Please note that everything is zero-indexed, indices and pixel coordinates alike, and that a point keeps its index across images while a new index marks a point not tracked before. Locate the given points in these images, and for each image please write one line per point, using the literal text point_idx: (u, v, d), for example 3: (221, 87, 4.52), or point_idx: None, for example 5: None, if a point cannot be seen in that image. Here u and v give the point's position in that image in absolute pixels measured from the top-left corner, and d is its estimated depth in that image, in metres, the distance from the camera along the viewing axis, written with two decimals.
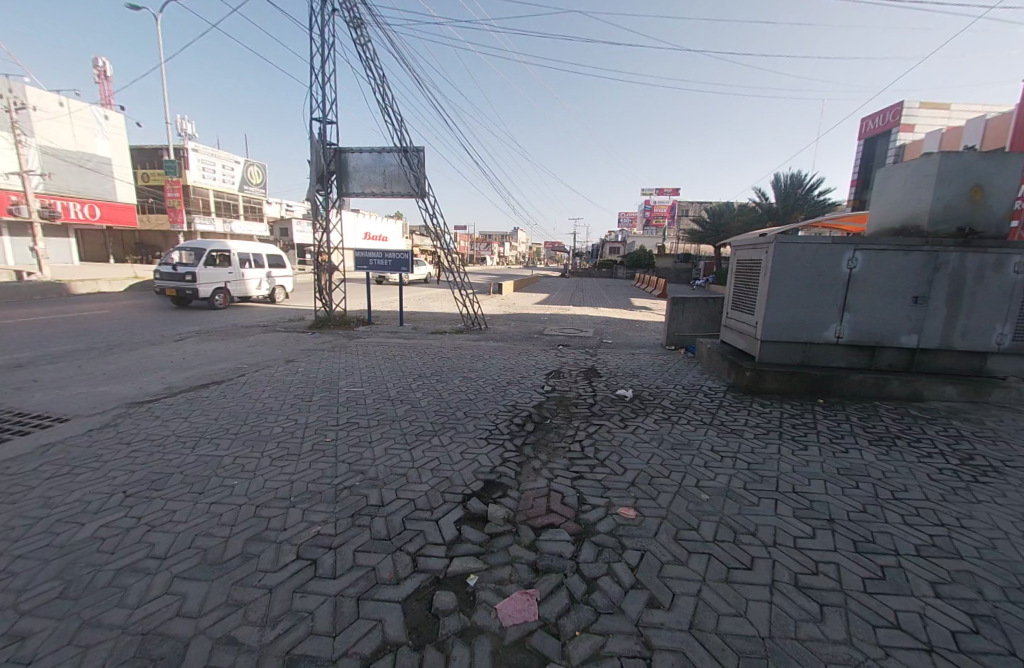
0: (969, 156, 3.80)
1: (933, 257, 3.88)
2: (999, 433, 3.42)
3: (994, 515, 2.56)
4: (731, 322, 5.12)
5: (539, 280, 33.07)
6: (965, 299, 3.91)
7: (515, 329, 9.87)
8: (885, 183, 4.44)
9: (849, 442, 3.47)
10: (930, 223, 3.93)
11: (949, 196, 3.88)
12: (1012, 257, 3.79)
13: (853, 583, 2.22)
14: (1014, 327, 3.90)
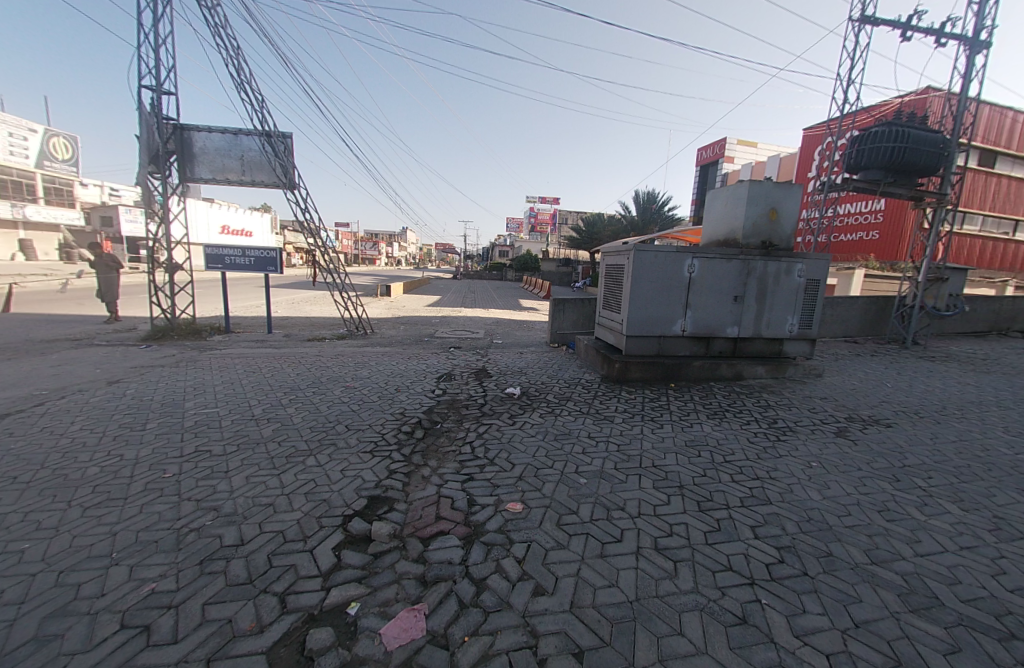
0: (765, 184, 4.82)
1: (746, 264, 4.84)
2: (792, 400, 4.44)
3: (788, 464, 3.29)
4: (603, 320, 5.66)
5: (430, 283, 32.49)
6: (768, 297, 4.96)
7: (404, 332, 9.50)
8: (712, 205, 5.42)
9: (693, 417, 4.11)
10: (743, 238, 4.90)
11: (754, 216, 4.88)
12: (795, 265, 4.94)
13: (700, 537, 2.61)
14: (799, 319, 5.07)
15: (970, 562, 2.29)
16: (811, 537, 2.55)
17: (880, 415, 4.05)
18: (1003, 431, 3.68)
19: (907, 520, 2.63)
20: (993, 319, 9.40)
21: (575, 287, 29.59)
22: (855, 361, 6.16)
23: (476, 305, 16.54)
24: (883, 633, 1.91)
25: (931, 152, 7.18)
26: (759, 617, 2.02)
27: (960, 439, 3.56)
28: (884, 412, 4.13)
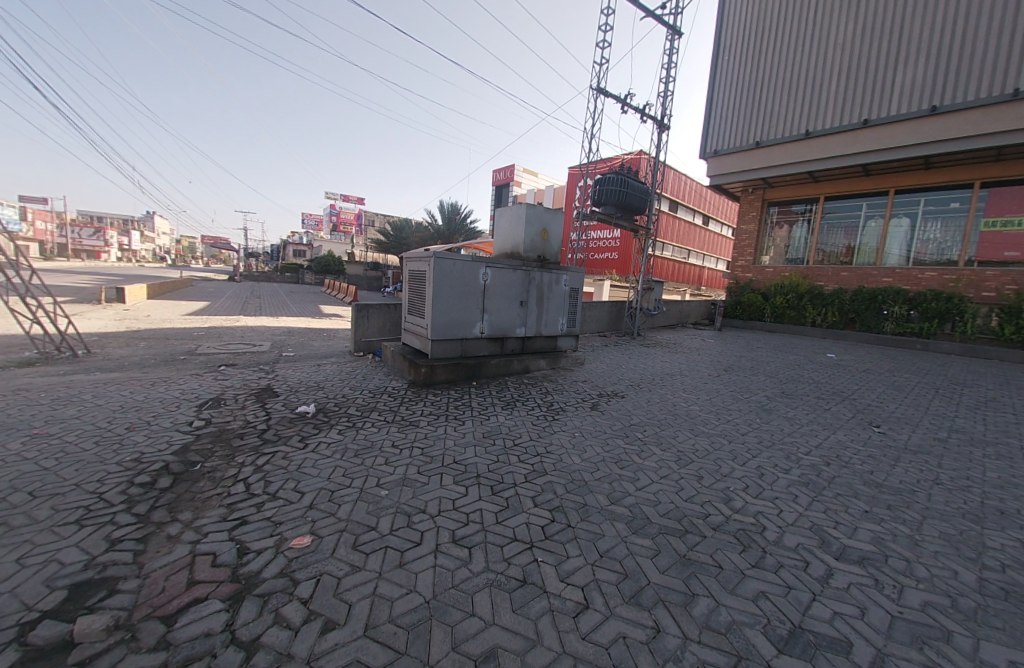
0: (538, 209, 5.73)
1: (528, 274, 5.69)
2: (563, 384, 5.43)
3: (560, 437, 3.99)
4: (409, 326, 5.68)
5: (190, 286, 25.74)
6: (545, 302, 5.95)
7: (144, 350, 7.25)
8: (498, 222, 6.15)
9: (490, 410, 4.54)
10: (524, 251, 5.73)
11: (531, 235, 5.75)
12: (561, 275, 6.09)
13: (491, 519, 2.85)
14: (568, 319, 6.29)
15: (664, 485, 3.25)
16: (573, 493, 3.14)
17: (617, 389, 5.37)
18: (680, 390, 5.45)
19: (632, 464, 3.54)
20: (679, 317, 13.84)
21: (385, 293, 28.49)
22: (603, 350, 8.05)
23: (257, 313, 14.17)
24: (616, 555, 2.53)
25: (642, 198, 10.03)
26: (535, 574, 2.35)
27: (660, 399, 5.07)
28: (620, 386, 5.52)
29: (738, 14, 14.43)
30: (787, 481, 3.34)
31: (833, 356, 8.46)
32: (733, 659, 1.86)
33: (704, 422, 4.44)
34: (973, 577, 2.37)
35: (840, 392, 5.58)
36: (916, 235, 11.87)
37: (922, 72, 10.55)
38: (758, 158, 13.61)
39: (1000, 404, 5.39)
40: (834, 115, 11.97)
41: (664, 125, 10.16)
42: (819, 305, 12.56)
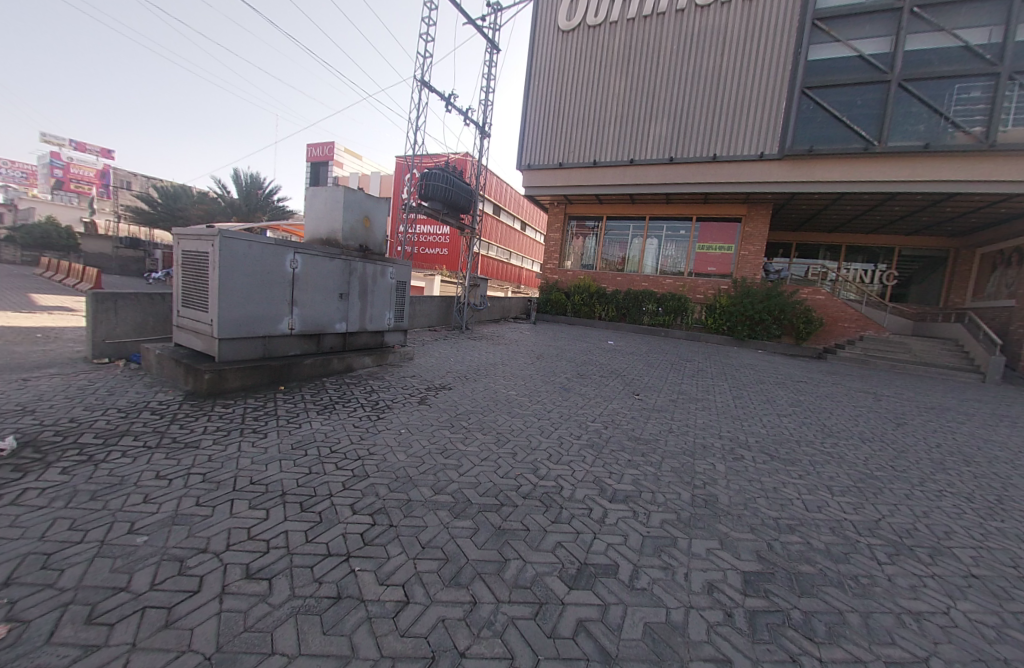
0: (359, 193, 5.40)
1: (348, 264, 5.33)
2: (390, 381, 5.27)
3: (384, 436, 3.84)
4: (185, 322, 4.54)
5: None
6: (368, 294, 5.71)
7: None
8: (310, 203, 5.47)
9: (302, 417, 4.02)
10: (343, 239, 5.31)
11: (351, 221, 5.38)
12: (387, 268, 5.99)
13: (299, 541, 2.48)
14: (393, 313, 6.19)
15: (484, 467, 3.51)
16: (395, 492, 3.05)
17: (445, 381, 5.52)
18: (501, 378, 5.99)
19: (456, 452, 3.69)
20: (501, 311, 15.20)
21: (151, 280, 21.76)
22: (432, 344, 8.16)
23: None
24: (438, 543, 2.59)
25: (466, 198, 10.63)
26: (350, 585, 2.17)
27: (483, 388, 5.45)
28: (448, 378, 5.69)
29: (545, 45, 16.29)
30: (580, 446, 4.07)
31: (613, 343, 10.76)
32: (535, 607, 2.14)
33: (520, 404, 4.99)
34: (688, 495, 3.41)
35: (615, 371, 7.14)
36: (661, 251, 16.13)
37: (666, 131, 14.37)
38: (565, 176, 15.92)
39: (701, 371, 7.90)
40: (616, 151, 15.11)
41: (486, 132, 10.92)
42: (603, 303, 15.74)
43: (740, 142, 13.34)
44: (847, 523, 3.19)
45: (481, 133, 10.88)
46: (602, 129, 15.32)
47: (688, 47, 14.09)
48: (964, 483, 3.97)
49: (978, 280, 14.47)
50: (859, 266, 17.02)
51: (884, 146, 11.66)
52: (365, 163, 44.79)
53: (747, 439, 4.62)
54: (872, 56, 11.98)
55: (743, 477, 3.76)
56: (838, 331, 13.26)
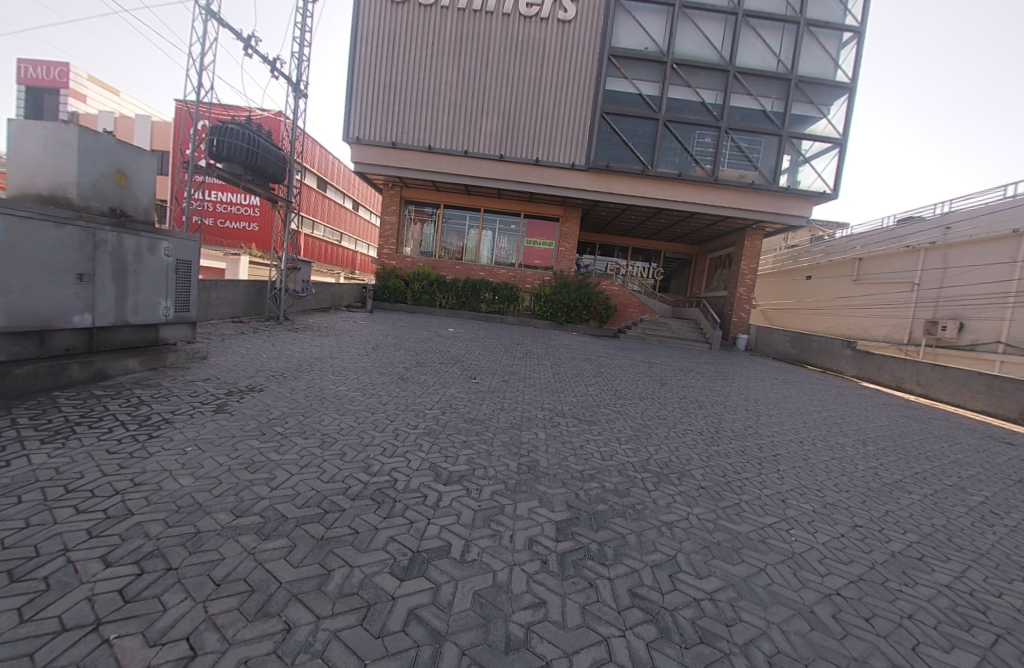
0: (104, 138, 4.03)
1: (90, 233, 3.95)
2: (170, 389, 4.17)
3: (159, 461, 3.02)
4: None
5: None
6: (130, 277, 4.38)
7: None
8: (16, 139, 3.82)
9: (9, 453, 2.80)
10: (80, 198, 3.88)
11: (94, 174, 3.98)
12: (158, 242, 4.68)
13: (4, 624, 1.70)
14: (173, 301, 4.92)
15: (304, 475, 3.14)
16: (176, 527, 2.44)
17: (255, 383, 4.70)
18: (328, 372, 5.46)
19: (266, 465, 3.19)
20: (331, 299, 13.77)
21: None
22: (236, 339, 6.81)
23: None
24: (240, 575, 2.19)
25: (276, 165, 9.10)
26: (103, 659, 1.61)
27: (306, 386, 4.87)
28: (259, 379, 4.87)
29: (372, 9, 14.99)
30: (416, 435, 4.07)
31: (453, 330, 11.03)
32: (362, 612, 2.05)
33: (351, 400, 4.65)
34: (514, 464, 3.80)
35: (452, 357, 7.35)
36: (495, 243, 17.17)
37: (496, 128, 15.20)
38: (401, 158, 15.24)
39: (529, 353, 8.82)
40: (451, 140, 15.21)
41: (301, 91, 9.48)
42: (443, 291, 15.97)
43: (556, 151, 15.18)
44: (629, 464, 4.09)
45: (295, 91, 9.40)
46: (436, 115, 15.19)
47: (514, 53, 15.11)
48: (697, 422, 5.58)
49: (707, 276, 20.27)
50: (641, 264, 21.57)
51: (654, 170, 14.98)
52: (124, 101, 33.58)
53: (562, 408, 5.42)
54: (648, 96, 15.10)
55: (558, 441, 4.41)
56: (627, 315, 16.56)
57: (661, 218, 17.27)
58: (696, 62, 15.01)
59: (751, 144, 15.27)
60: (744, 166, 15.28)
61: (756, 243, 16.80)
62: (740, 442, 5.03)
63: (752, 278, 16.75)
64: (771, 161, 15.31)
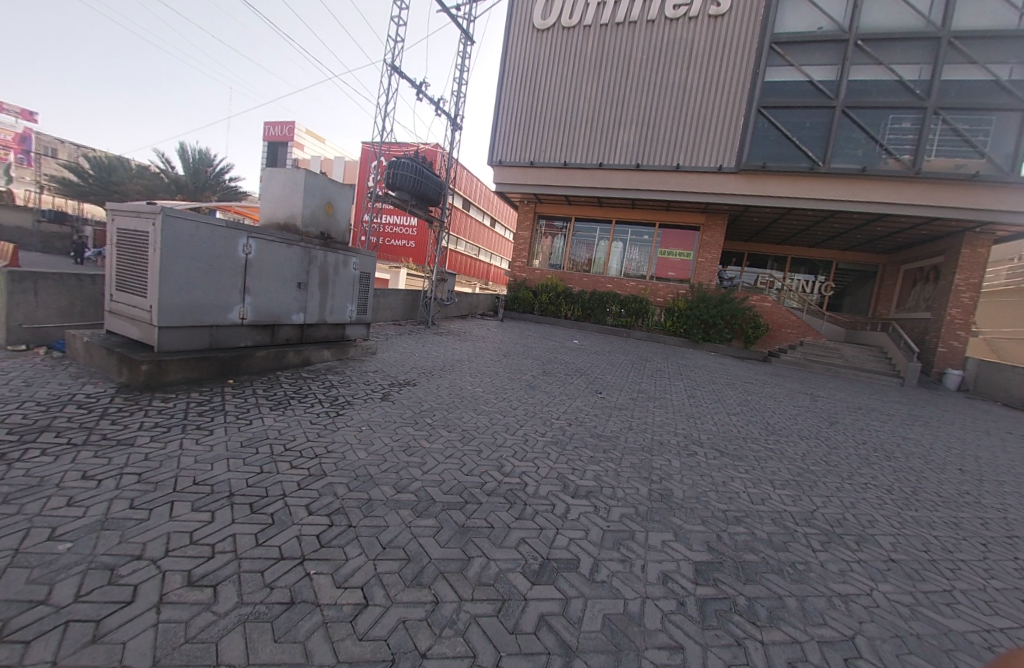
0: (321, 178, 5.18)
1: (307, 252, 5.10)
2: (351, 376, 5.09)
3: (344, 434, 3.69)
4: (117, 308, 4.13)
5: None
6: (329, 285, 5.50)
7: None
8: (267, 183, 5.15)
9: (253, 413, 3.78)
10: (302, 225, 5.07)
11: (312, 206, 5.15)
12: (350, 257, 5.79)
13: (247, 544, 2.31)
14: (356, 305, 6.00)
15: (448, 464, 3.48)
16: (355, 492, 2.94)
17: (410, 378, 5.42)
18: (466, 374, 5.99)
19: (420, 450, 3.63)
20: (469, 307, 15.23)
21: (83, 260, 19.62)
22: (397, 339, 8.01)
23: None
24: (400, 543, 2.52)
25: (435, 190, 10.46)
26: (305, 589, 2.04)
27: (448, 384, 5.42)
28: (412, 374, 5.60)
29: (520, 43, 16.33)
30: (545, 443, 4.16)
31: (578, 342, 11.08)
32: (498, 604, 2.15)
33: (486, 401, 5.01)
34: (645, 490, 3.57)
35: (579, 369, 7.36)
36: (625, 255, 16.80)
37: (633, 138, 14.95)
38: (537, 177, 16.11)
39: (659, 371, 8.35)
40: (586, 155, 15.48)
41: (458, 124, 10.84)
42: (569, 302, 16.17)
43: (701, 156, 14.19)
44: (786, 514, 3.47)
45: (452, 124, 10.75)
46: (572, 131, 15.67)
47: (656, 59, 14.72)
48: (883, 476, 4.46)
49: (901, 292, 16.31)
50: (802, 276, 18.63)
51: (828, 167, 12.78)
52: (327, 148, 43.51)
53: (698, 435, 4.93)
54: (820, 82, 13.04)
55: (695, 472, 4.01)
56: (783, 335, 14.60)
57: (832, 223, 14.67)
58: (891, 32, 12.45)
59: (975, 124, 11.93)
60: (962, 151, 11.99)
61: (981, 251, 12.94)
62: (953, 512, 3.84)
63: (972, 297, 12.89)
64: (1011, 144, 11.69)
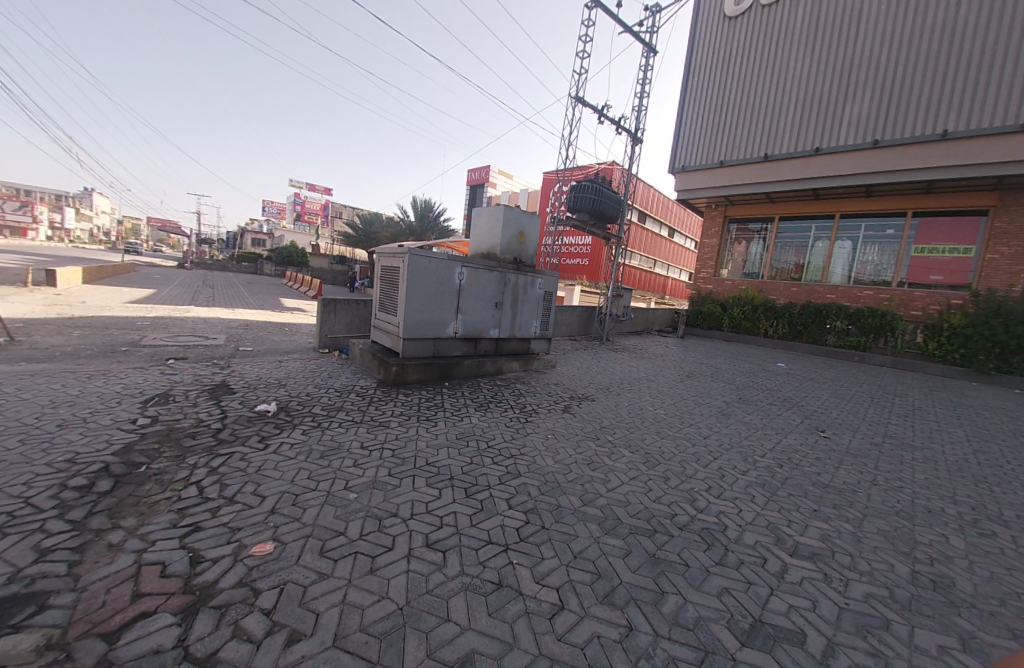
0: (517, 210, 5.93)
1: (503, 275, 5.86)
2: (536, 387, 5.59)
3: (533, 440, 4.05)
4: (378, 324, 5.60)
5: (131, 271, 23.55)
6: (519, 304, 6.16)
7: (78, 341, 6.50)
8: (475, 222, 6.20)
9: (462, 411, 4.54)
10: (501, 254, 5.88)
11: (509, 236, 5.93)
12: (537, 279, 6.37)
13: (464, 521, 2.78)
14: (540, 321, 6.54)
15: (634, 487, 3.39)
16: (546, 495, 3.17)
17: (588, 392, 5.61)
18: (646, 394, 5.81)
19: (604, 466, 3.67)
20: (646, 323, 14.93)
21: (354, 288, 27.56)
22: (575, 354, 8.39)
23: (212, 303, 13.38)
24: (590, 556, 2.57)
25: (614, 207, 10.70)
26: (510, 576, 2.30)
27: (628, 403, 5.36)
28: (590, 390, 5.76)
29: (709, 38, 15.33)
30: (746, 482, 3.61)
31: (782, 365, 9.34)
32: (700, 653, 1.93)
33: (671, 426, 4.71)
34: (904, 570, 2.67)
35: (788, 399, 6.18)
36: (857, 257, 13.41)
37: (864, 111, 11.89)
38: (730, 176, 14.43)
39: (919, 411, 6.23)
40: (795, 141, 13.08)
41: (638, 138, 10.84)
42: (771, 317, 13.82)
43: (986, 114, 10.14)
44: None
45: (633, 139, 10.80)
46: (772, 119, 13.58)
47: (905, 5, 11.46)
48: None
49: None
50: None
51: None
52: (513, 182, 49.50)
53: (1000, 510, 3.44)
54: None
55: (998, 563, 2.78)
56: None
57: None
58: None
59: None
60: None
61: None
62: None
63: None
64: None
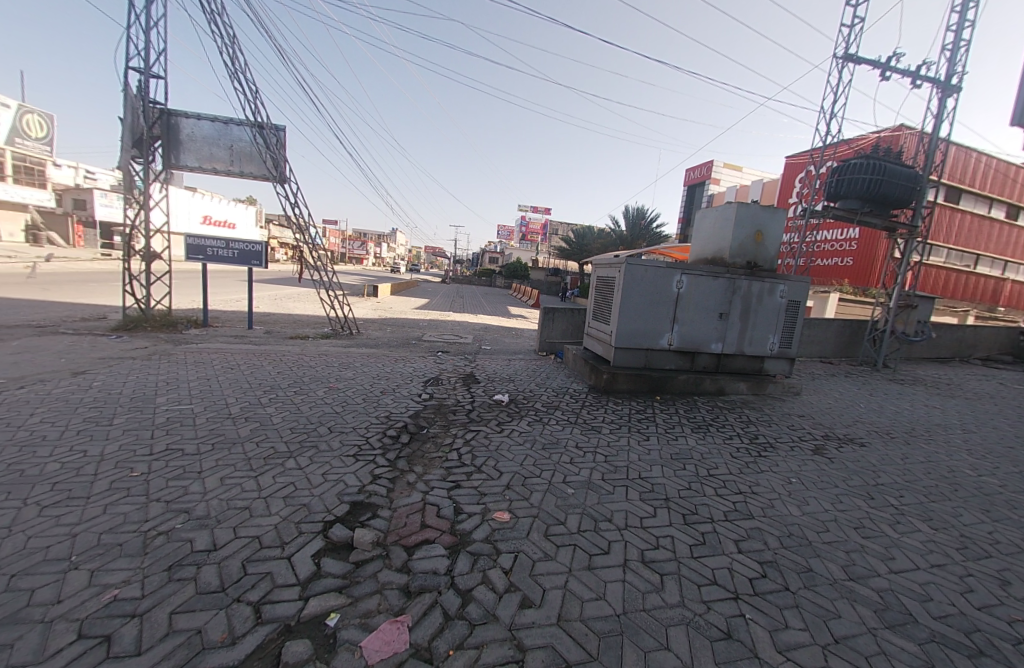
0: (754, 206, 5.21)
1: (733, 282, 5.17)
2: (771, 416, 4.73)
3: (770, 480, 3.41)
4: (592, 331, 5.90)
5: (417, 285, 32.38)
6: (750, 315, 5.31)
7: (391, 335, 9.48)
8: (700, 225, 5.80)
9: (678, 430, 4.26)
10: (731, 257, 5.25)
11: (742, 237, 5.25)
12: (778, 286, 5.33)
13: (684, 551, 2.59)
14: (780, 337, 5.44)
15: (941, 580, 2.40)
16: (791, 551, 2.62)
17: (854, 434, 4.37)
18: (964, 452, 4.05)
19: (882, 537, 2.76)
20: (956, 347, 10.49)
21: (564, 297, 29.94)
22: (831, 381, 6.62)
23: (466, 310, 16.94)
24: (861, 648, 1.90)
25: (905, 185, 7.89)
26: (743, 631, 1.99)
27: (926, 460, 3.87)
28: (857, 432, 4.45)
29: None
30: None
31: None
32: None
33: (1020, 509, 3.12)
34: None
35: None
36: None
37: None
38: None
39: None
40: None
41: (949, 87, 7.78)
42: None
43: None
44: None
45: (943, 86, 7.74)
46: None
47: None
48: None
49: None
50: None
51: None
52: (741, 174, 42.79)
53: None
54: None
55: None
56: None
57: None
58: None
59: None
60: None
61: None
62: None
63: None
64: None
